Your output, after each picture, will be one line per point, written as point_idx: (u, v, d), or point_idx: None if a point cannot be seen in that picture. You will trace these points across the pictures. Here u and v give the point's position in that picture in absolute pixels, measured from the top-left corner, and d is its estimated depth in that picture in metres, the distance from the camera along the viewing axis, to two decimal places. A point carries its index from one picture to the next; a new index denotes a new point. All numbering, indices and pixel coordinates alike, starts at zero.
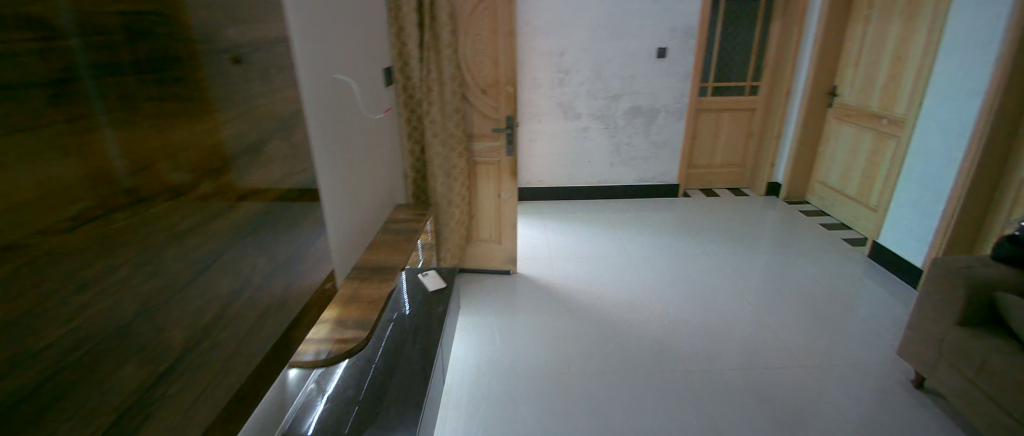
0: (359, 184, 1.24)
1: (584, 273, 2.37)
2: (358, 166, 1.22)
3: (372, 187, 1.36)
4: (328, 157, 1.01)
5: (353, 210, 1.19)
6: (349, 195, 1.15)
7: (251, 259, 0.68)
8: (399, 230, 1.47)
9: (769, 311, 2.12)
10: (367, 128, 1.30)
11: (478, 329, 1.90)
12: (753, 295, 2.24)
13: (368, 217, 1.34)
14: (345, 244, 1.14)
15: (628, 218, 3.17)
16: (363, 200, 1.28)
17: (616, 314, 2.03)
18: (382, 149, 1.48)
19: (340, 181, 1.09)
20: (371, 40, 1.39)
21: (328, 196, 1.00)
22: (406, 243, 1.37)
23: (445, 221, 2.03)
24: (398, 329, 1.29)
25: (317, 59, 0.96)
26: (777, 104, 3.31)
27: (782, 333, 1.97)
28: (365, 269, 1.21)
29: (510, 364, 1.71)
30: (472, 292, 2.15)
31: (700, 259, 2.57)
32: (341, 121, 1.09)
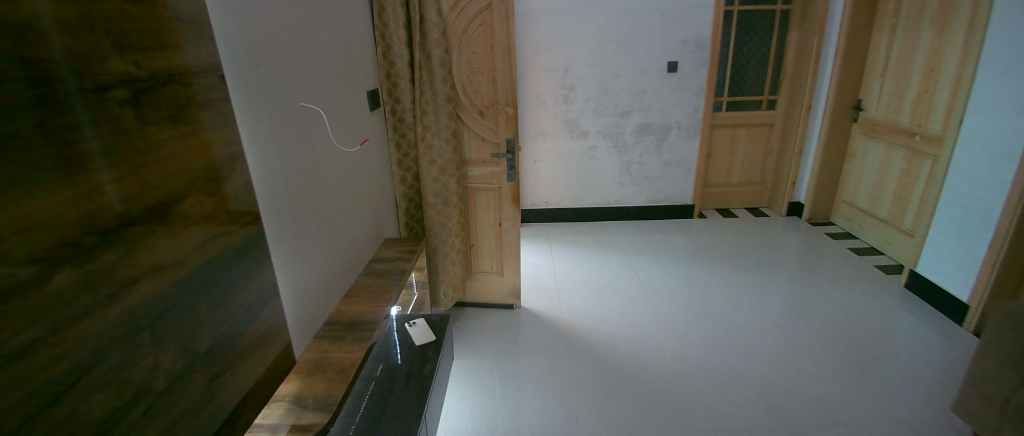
0: (328, 226, 1.08)
1: (595, 308, 2.18)
2: (326, 206, 1.07)
3: (349, 226, 1.22)
4: (282, 202, 0.86)
5: (319, 258, 1.03)
6: (314, 242, 1.00)
7: (149, 359, 0.50)
8: (385, 271, 1.31)
9: (800, 350, 1.92)
10: (340, 163, 1.17)
11: (474, 379, 1.71)
12: (780, 332, 2.04)
13: (341, 261, 1.18)
14: (309, 298, 0.98)
15: (639, 242, 2.99)
16: (335, 244, 1.12)
17: (630, 357, 1.85)
18: (361, 183, 1.33)
19: (301, 227, 0.93)
20: (348, 61, 1.25)
21: (281, 248, 0.85)
22: (389, 289, 1.20)
23: (442, 253, 1.87)
24: (379, 390, 1.04)
25: (273, 93, 0.83)
26: (797, 119, 3.12)
27: (815, 378, 1.76)
28: (340, 326, 1.02)
29: (516, 421, 1.52)
30: (467, 337, 1.95)
31: (719, 289, 2.37)
32: (302, 157, 0.94)
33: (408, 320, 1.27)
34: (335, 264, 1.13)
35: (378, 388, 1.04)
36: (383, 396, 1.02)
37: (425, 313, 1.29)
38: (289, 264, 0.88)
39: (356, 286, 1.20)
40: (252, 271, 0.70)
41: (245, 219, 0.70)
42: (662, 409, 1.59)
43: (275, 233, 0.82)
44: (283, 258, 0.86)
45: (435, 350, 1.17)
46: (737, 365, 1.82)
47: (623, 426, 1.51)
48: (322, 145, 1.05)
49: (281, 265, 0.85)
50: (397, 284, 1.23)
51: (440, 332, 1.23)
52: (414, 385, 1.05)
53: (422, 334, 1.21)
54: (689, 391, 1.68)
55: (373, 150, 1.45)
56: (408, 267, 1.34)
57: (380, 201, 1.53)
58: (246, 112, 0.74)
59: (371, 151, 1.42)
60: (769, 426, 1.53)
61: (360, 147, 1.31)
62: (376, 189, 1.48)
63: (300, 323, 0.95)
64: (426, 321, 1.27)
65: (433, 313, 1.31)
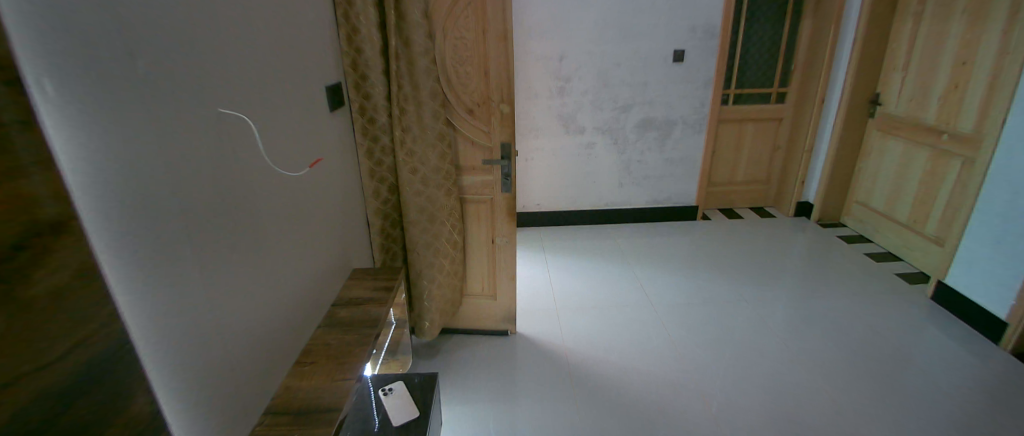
0: (250, 278, 0.79)
1: (600, 333, 1.95)
2: (246, 252, 0.78)
3: (293, 270, 0.96)
4: (155, 267, 0.57)
5: (233, 326, 0.74)
6: (223, 308, 0.71)
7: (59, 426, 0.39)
8: (349, 323, 1.02)
9: (834, 375, 1.69)
10: (279, 191, 0.90)
11: (465, 431, 1.45)
12: (809, 351, 1.82)
13: (275, 320, 0.88)
14: (220, 386, 0.70)
15: (643, 248, 2.76)
16: (263, 299, 0.83)
17: (649, 395, 1.61)
18: (309, 209, 1.04)
19: (196, 294, 0.65)
20: (287, 48, 0.95)
21: (157, 335, 0.57)
22: (352, 352, 0.92)
23: (427, 277, 1.61)
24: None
25: (147, 112, 0.56)
26: (808, 114, 2.91)
27: (857, 408, 1.54)
28: (285, 417, 0.74)
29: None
30: (456, 374, 1.70)
31: (733, 303, 2.17)
32: (196, 191, 0.65)
33: (382, 386, 0.98)
34: (264, 327, 0.84)
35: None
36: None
37: (403, 373, 1.02)
38: (175, 353, 0.60)
39: (308, 352, 0.91)
40: (78, 422, 0.41)
41: (59, 322, 0.40)
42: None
43: (152, 321, 0.56)
44: (161, 349, 0.58)
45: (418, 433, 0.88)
46: (763, 400, 1.58)
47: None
48: (236, 170, 0.75)
49: (158, 359, 0.57)
50: (367, 342, 0.95)
51: (424, 404, 0.94)
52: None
53: (400, 408, 0.93)
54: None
55: (329, 163, 1.16)
56: (383, 313, 1.07)
57: (341, 224, 1.23)
58: (67, 136, 0.45)
59: (326, 165, 1.14)
60: None
61: (308, 168, 1.03)
62: (334, 211, 1.18)
63: (203, 427, 0.66)
64: (405, 385, 0.99)
65: (415, 372, 1.03)
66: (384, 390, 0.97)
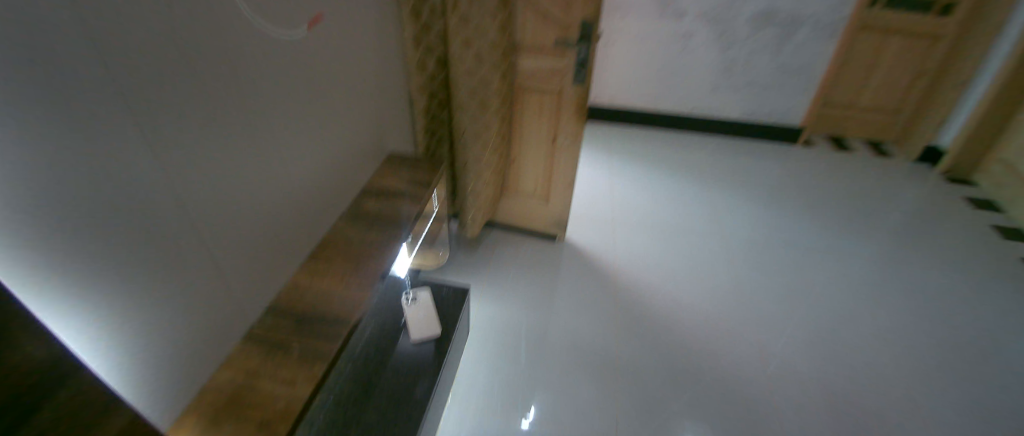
0: (222, 168, 0.66)
1: (657, 256, 1.79)
2: (210, 137, 0.63)
3: (302, 155, 0.83)
4: (48, 152, 0.43)
5: (198, 224, 0.63)
6: (176, 203, 0.59)
7: (41, 357, 0.32)
8: (372, 219, 0.90)
9: (917, 354, 1.44)
10: (274, 59, 0.72)
11: (497, 331, 1.43)
12: (897, 325, 1.54)
13: (270, 212, 0.77)
14: (181, 289, 0.62)
15: (724, 167, 2.40)
16: (250, 190, 0.72)
17: (694, 331, 1.49)
18: (318, 82, 0.85)
19: (125, 191, 0.52)
20: None
21: (62, 235, 0.46)
22: (372, 257, 0.81)
23: (473, 171, 1.45)
24: (332, 418, 0.66)
25: None
26: (984, 29, 2.14)
27: (937, 402, 1.30)
28: (290, 323, 0.66)
29: (547, 403, 1.23)
30: (494, 274, 1.64)
31: (815, 250, 1.87)
32: (109, 58, 0.48)
33: (406, 294, 0.86)
34: (252, 222, 0.73)
35: (334, 412, 0.67)
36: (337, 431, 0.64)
37: (430, 282, 0.91)
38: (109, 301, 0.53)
39: (324, 247, 0.81)
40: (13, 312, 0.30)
41: None
42: (732, 418, 1.23)
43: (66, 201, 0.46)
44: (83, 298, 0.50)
45: (437, 356, 0.78)
46: (824, 370, 1.38)
47: (685, 430, 1.19)
48: (185, 27, 0.56)
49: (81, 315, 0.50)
50: (390, 247, 0.83)
51: (449, 319, 0.85)
52: (387, 418, 0.67)
53: (422, 322, 0.81)
54: (774, 400, 1.29)
55: (351, 22, 0.93)
56: (413, 213, 0.93)
57: (369, 103, 1.05)
58: None
59: (348, 28, 0.92)
60: None
61: (315, 28, 0.81)
62: (358, 86, 0.99)
63: (156, 334, 0.59)
64: (431, 298, 0.86)
65: (443, 284, 0.93)
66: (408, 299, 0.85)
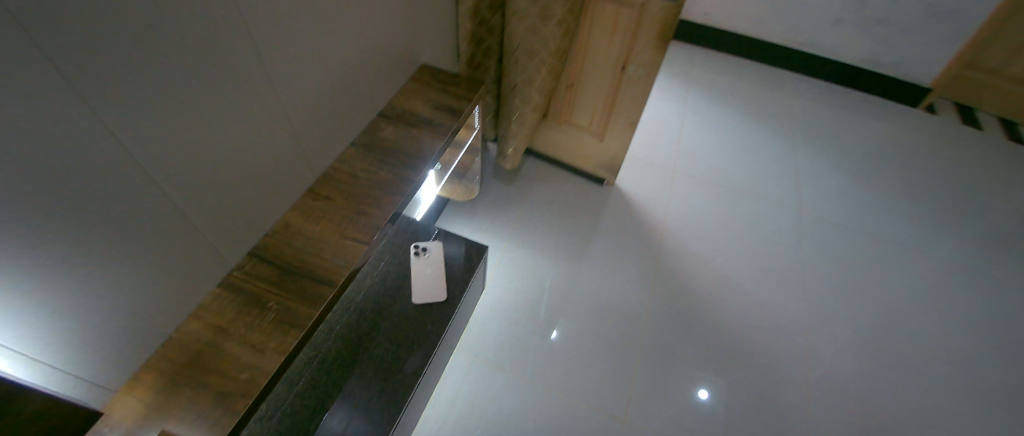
0: (196, 97, 0.51)
1: (715, 218, 1.57)
2: (170, 58, 0.47)
3: (310, 61, 0.67)
4: None
5: (168, 169, 0.51)
6: (133, 141, 0.47)
7: None
8: (386, 152, 0.75)
9: (1002, 387, 1.20)
10: None
11: (521, 277, 1.35)
12: (989, 344, 1.29)
13: (265, 142, 0.64)
14: (162, 240, 0.53)
15: (822, 122, 1.99)
16: (241, 110, 0.58)
17: (737, 311, 1.32)
18: None
19: (57, 123, 0.40)
20: None
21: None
22: (377, 202, 0.68)
23: (521, 94, 1.24)
24: (313, 378, 0.61)
25: None
26: None
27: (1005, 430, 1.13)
28: (272, 272, 0.57)
29: (558, 364, 1.18)
30: (528, 213, 1.52)
31: (911, 241, 1.54)
32: None
33: (416, 244, 0.78)
34: (242, 158, 0.61)
35: (316, 372, 0.62)
36: (315, 394, 0.60)
37: (444, 234, 0.80)
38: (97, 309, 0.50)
39: (327, 182, 0.69)
40: None
41: None
42: (757, 412, 1.13)
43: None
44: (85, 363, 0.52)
45: (436, 324, 0.70)
46: (879, 389, 1.18)
47: (699, 384, 1.17)
48: None
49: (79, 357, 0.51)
50: (399, 192, 0.70)
51: (457, 283, 0.75)
52: (370, 390, 0.62)
53: (427, 284, 0.73)
54: (809, 406, 1.15)
55: None
56: (435, 150, 0.78)
57: (399, 2, 0.83)
58: None
59: None
60: None
61: None
62: None
63: (135, 303, 0.54)
64: (442, 250, 0.79)
65: (458, 237, 0.81)
66: (416, 250, 0.77)
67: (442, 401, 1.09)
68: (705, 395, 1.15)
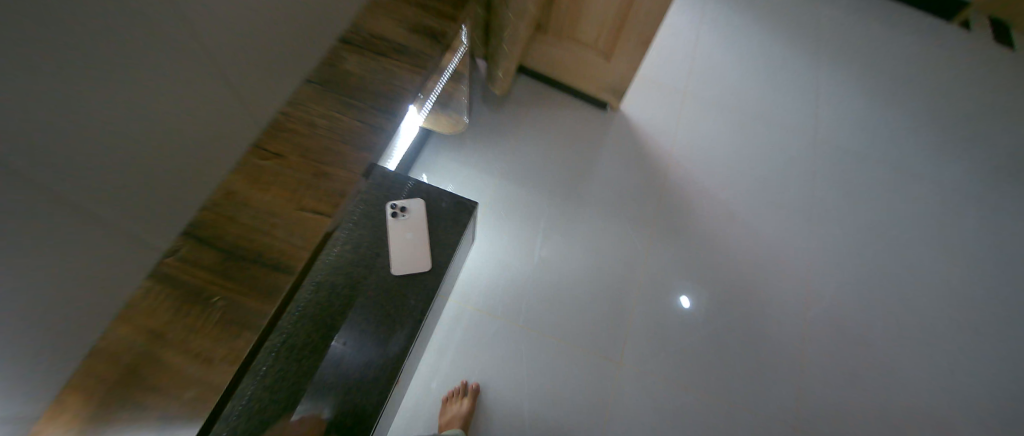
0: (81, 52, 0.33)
1: (726, 146, 1.45)
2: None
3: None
4: None
5: (75, 173, 0.33)
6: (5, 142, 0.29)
7: None
8: (350, 93, 0.60)
9: (985, 322, 1.22)
10: None
11: (517, 213, 1.26)
12: (991, 282, 1.28)
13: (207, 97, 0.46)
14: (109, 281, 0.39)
15: (852, 34, 1.77)
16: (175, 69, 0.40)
17: (741, 247, 1.27)
18: None
19: None
20: None
21: None
22: (341, 161, 0.55)
23: (515, 5, 1.02)
24: (282, 367, 0.54)
25: None
26: None
27: (989, 364, 1.17)
28: (214, 260, 0.47)
29: (553, 307, 1.14)
30: (521, 145, 1.37)
31: (933, 173, 1.44)
32: None
33: (392, 202, 0.67)
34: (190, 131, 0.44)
35: (286, 361, 0.54)
36: (286, 387, 0.53)
37: (426, 189, 0.69)
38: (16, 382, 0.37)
39: (276, 133, 0.55)
40: None
41: None
42: (751, 351, 1.14)
43: None
44: None
45: (420, 298, 0.63)
46: (875, 331, 1.19)
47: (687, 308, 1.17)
48: None
49: None
50: (366, 149, 0.57)
51: (443, 249, 0.66)
52: (350, 376, 0.58)
53: (409, 252, 0.65)
54: (797, 342, 1.16)
55: None
56: (412, 91, 0.62)
57: None
58: None
59: None
60: (837, 399, 1.11)
61: None
62: None
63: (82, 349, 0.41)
64: (424, 210, 0.69)
65: (444, 193, 0.71)
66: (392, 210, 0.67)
67: (436, 351, 1.07)
68: (686, 301, 1.18)
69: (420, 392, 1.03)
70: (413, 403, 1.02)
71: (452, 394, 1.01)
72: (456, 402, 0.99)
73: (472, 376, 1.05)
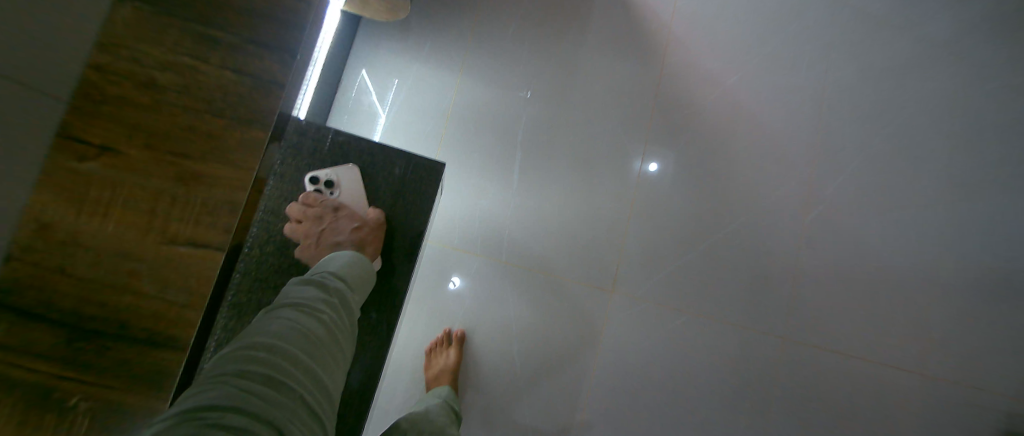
0: None
1: (737, 8, 1.17)
2: None
3: None
4: None
5: None
6: None
7: None
8: (202, 13, 0.31)
9: (989, 201, 1.15)
10: None
11: (489, 122, 1.05)
12: (1016, 153, 1.17)
13: None
14: None
15: None
16: None
17: (743, 141, 1.12)
18: None
19: None
20: None
21: None
22: (215, 151, 0.31)
23: None
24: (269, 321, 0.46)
25: None
26: None
27: (989, 244, 1.13)
28: (56, 344, 0.28)
29: (537, 233, 1.03)
30: (483, 30, 1.08)
31: (976, 25, 1.21)
32: None
33: (312, 176, 0.67)
34: None
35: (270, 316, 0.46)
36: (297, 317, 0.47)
37: (372, 160, 0.70)
38: None
39: (92, 109, 0.28)
40: None
41: None
42: (744, 253, 1.09)
43: None
44: None
45: (381, 311, 0.69)
46: (876, 223, 1.13)
47: (679, 215, 1.08)
48: None
49: None
50: (256, 123, 0.32)
51: (396, 231, 0.70)
52: None
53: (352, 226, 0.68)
54: (790, 239, 1.11)
55: None
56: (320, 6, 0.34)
57: None
58: None
59: None
60: (823, 292, 1.10)
61: None
62: None
63: None
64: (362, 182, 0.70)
65: (396, 157, 0.70)
66: (317, 186, 0.67)
67: (417, 299, 1.00)
68: (655, 166, 1.09)
69: (406, 339, 0.98)
70: (399, 353, 0.98)
71: (438, 343, 0.97)
72: (443, 353, 0.96)
73: (457, 322, 1.00)
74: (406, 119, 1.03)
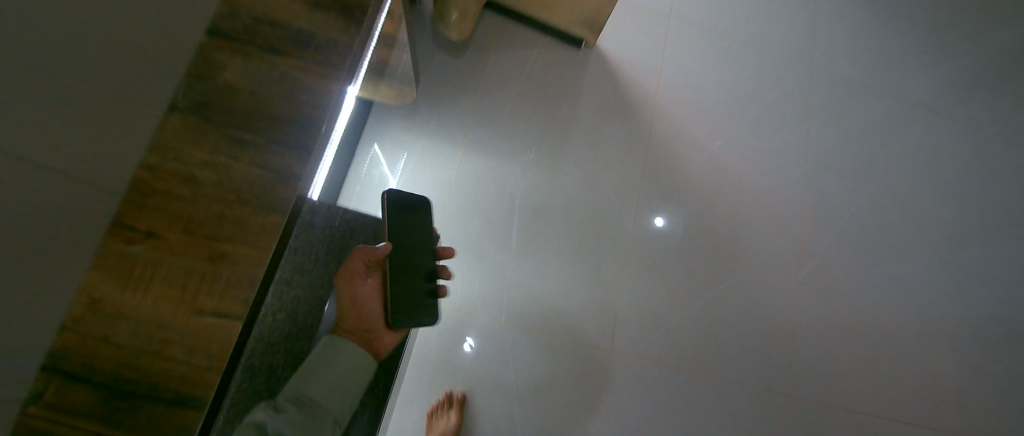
0: None
1: (717, 78, 1.27)
2: None
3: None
4: None
5: None
6: None
7: None
8: (239, 122, 0.41)
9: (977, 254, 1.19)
10: None
11: (489, 187, 1.14)
12: (988, 213, 1.23)
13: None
14: None
15: None
16: None
17: (731, 198, 1.18)
18: None
19: None
20: None
21: None
22: (241, 233, 0.40)
23: None
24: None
25: None
26: None
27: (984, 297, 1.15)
28: (95, 403, 0.36)
29: (539, 291, 1.08)
30: (483, 107, 1.19)
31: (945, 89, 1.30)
32: None
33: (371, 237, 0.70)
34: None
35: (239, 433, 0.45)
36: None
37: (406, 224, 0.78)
38: None
39: (141, 202, 0.38)
40: None
41: None
42: (741, 308, 1.10)
43: None
44: None
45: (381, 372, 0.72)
46: (871, 279, 1.14)
47: (674, 272, 1.11)
48: None
49: None
50: (276, 211, 0.41)
51: None
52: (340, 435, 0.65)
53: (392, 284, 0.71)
54: (788, 292, 1.12)
55: None
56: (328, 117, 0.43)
57: None
58: None
59: None
60: (825, 345, 1.10)
61: None
62: None
63: None
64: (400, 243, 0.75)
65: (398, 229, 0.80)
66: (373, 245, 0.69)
67: (418, 360, 1.01)
68: (662, 221, 1.15)
69: (407, 402, 0.99)
70: (400, 416, 0.98)
71: (439, 406, 0.98)
72: (444, 416, 0.97)
73: (458, 383, 1.01)
74: (412, 187, 1.12)
